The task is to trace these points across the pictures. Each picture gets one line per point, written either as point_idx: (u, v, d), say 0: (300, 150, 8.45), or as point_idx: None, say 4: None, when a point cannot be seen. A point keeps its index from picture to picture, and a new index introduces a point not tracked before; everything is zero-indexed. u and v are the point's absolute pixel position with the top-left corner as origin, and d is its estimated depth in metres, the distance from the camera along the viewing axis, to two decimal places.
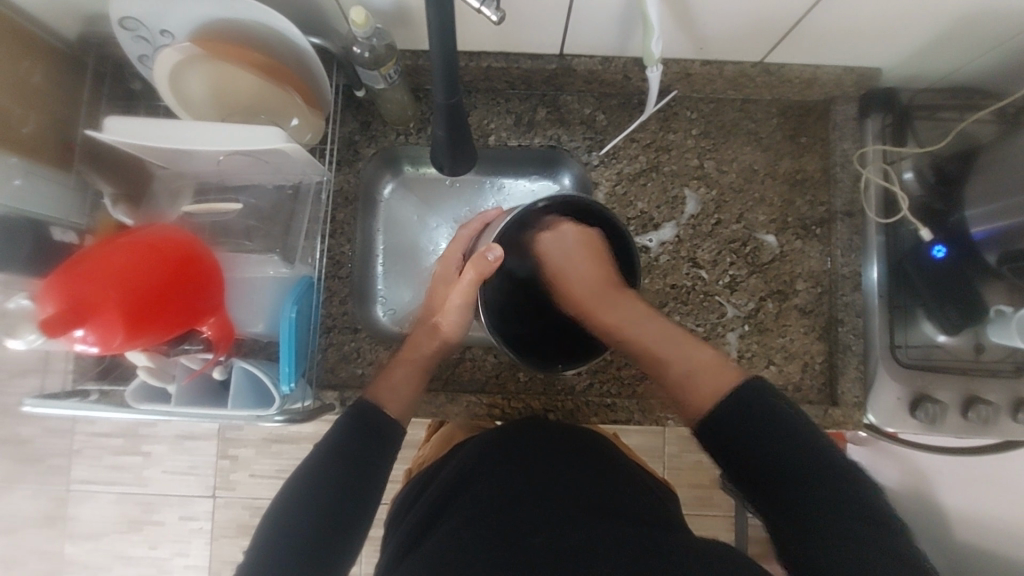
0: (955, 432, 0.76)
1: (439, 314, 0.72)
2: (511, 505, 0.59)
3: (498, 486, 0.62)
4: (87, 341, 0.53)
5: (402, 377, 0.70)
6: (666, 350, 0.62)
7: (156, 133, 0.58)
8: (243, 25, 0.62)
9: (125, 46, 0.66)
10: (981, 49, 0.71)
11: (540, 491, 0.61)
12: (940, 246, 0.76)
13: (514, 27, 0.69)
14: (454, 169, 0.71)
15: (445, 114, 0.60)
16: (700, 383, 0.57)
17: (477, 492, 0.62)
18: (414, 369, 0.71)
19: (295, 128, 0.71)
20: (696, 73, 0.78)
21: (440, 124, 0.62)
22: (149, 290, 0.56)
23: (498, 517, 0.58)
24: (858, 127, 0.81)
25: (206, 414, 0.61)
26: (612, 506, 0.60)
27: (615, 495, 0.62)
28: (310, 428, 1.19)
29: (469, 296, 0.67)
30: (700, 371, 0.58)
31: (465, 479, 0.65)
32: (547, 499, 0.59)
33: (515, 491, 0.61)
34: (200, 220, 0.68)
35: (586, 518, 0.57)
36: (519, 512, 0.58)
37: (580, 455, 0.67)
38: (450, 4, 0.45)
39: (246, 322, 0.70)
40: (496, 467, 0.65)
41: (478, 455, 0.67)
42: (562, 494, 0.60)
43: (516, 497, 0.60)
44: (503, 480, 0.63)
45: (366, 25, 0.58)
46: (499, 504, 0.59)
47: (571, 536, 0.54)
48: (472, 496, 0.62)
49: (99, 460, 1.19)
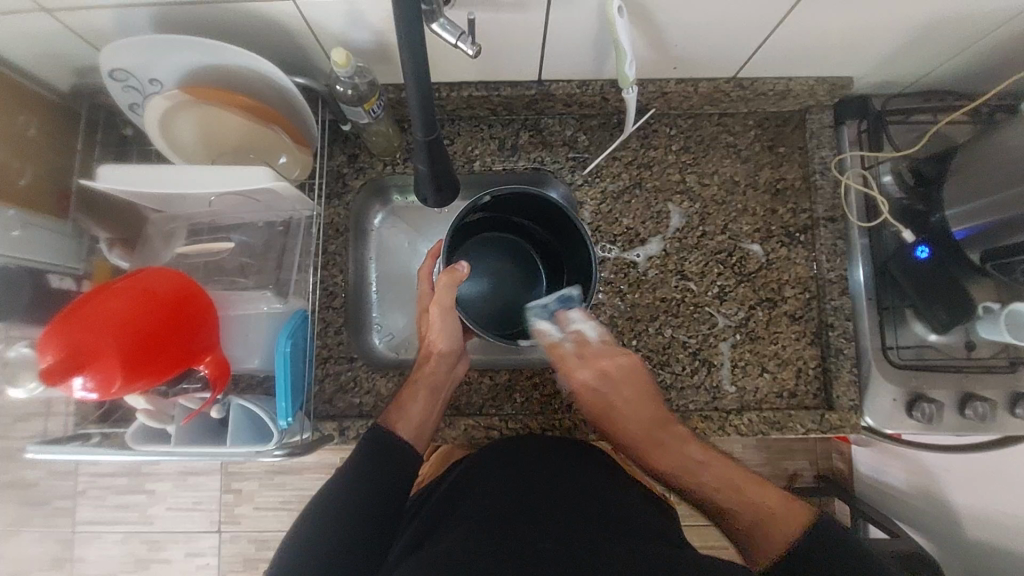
0: (953, 430, 0.77)
1: (430, 335, 0.72)
2: (520, 514, 0.60)
3: (505, 494, 0.63)
4: (86, 387, 0.54)
5: (413, 399, 0.71)
6: (733, 501, 0.63)
7: (147, 178, 0.59)
8: (230, 70, 0.64)
9: (115, 95, 0.68)
10: (949, 53, 0.73)
11: (549, 501, 0.62)
12: (923, 247, 0.77)
13: (491, 57, 0.71)
14: (440, 202, 0.72)
15: (424, 148, 0.62)
16: (772, 523, 0.61)
17: (483, 499, 0.63)
18: (426, 392, 0.71)
19: (283, 165, 0.73)
20: (671, 92, 0.80)
21: (421, 158, 0.63)
22: (145, 334, 0.56)
23: (508, 524, 0.59)
24: (835, 134, 0.83)
25: (204, 453, 0.61)
26: (615, 515, 0.61)
27: (618, 506, 0.63)
28: (314, 457, 1.20)
29: (448, 310, 0.69)
30: (769, 520, 0.61)
31: (468, 488, 0.66)
32: (554, 509, 0.61)
33: (525, 501, 0.62)
34: (194, 261, 0.70)
35: (594, 527, 0.59)
36: (532, 520, 0.59)
37: (585, 467, 0.68)
38: (422, 40, 0.47)
39: (241, 358, 0.71)
40: (502, 477, 0.66)
41: (484, 465, 0.69)
42: (566, 504, 0.62)
43: (525, 506, 0.61)
44: (510, 489, 0.64)
45: (347, 64, 0.60)
46: (508, 512, 0.61)
47: (582, 542, 0.56)
48: (479, 502, 0.63)
49: (104, 500, 1.19)
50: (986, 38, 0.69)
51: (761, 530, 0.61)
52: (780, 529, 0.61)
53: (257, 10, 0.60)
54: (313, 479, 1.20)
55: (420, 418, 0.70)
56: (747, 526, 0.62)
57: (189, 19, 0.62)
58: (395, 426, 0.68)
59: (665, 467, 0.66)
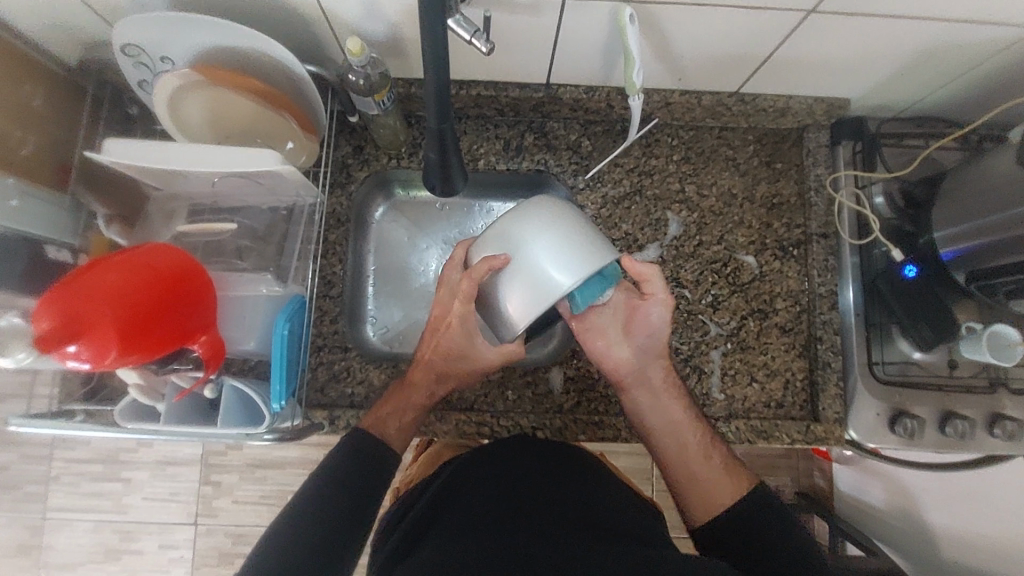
0: (933, 447, 0.78)
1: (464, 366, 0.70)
2: (490, 518, 0.61)
3: (487, 497, 0.64)
4: (80, 357, 0.54)
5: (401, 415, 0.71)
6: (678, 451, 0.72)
7: (154, 155, 0.59)
8: (242, 52, 0.65)
9: (126, 72, 0.68)
10: (944, 80, 0.76)
11: (520, 506, 0.62)
12: (911, 266, 0.79)
13: (503, 57, 0.72)
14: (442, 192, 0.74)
15: (437, 137, 0.62)
16: (709, 486, 0.69)
17: (467, 502, 0.64)
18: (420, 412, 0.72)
19: (289, 152, 0.73)
20: (675, 103, 0.82)
21: (431, 146, 0.64)
22: (143, 309, 0.56)
23: (486, 527, 0.60)
24: (830, 153, 0.85)
25: (195, 433, 0.61)
26: (589, 517, 0.62)
27: (602, 509, 0.64)
28: (297, 452, 1.19)
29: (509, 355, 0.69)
30: (713, 478, 0.70)
31: (446, 496, 0.66)
32: (525, 516, 0.61)
33: (497, 509, 0.62)
34: (193, 240, 0.69)
35: (567, 528, 0.60)
36: (511, 520, 0.60)
37: (556, 467, 0.68)
38: (441, 34, 0.49)
39: (236, 340, 0.69)
40: (473, 480, 0.66)
41: (457, 473, 0.69)
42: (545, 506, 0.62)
43: (496, 513, 0.62)
44: (483, 497, 0.64)
45: (361, 53, 0.61)
46: (482, 516, 0.61)
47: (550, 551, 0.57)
48: (463, 504, 0.64)
49: (78, 487, 1.16)
50: (979, 66, 0.72)
51: (694, 487, 0.70)
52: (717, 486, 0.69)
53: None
54: (295, 474, 1.19)
55: (411, 429, 0.71)
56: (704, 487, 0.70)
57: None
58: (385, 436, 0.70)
59: (642, 406, 0.73)
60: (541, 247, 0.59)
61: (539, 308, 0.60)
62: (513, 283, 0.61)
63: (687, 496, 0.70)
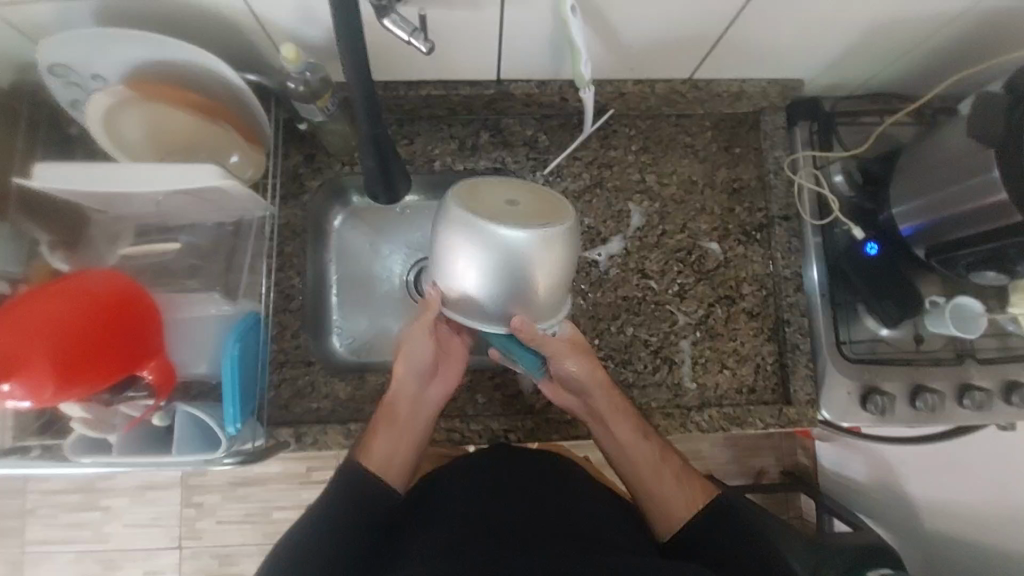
0: (906, 421, 0.79)
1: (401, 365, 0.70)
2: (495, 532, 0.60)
3: (486, 513, 0.63)
4: (16, 395, 0.51)
5: (379, 434, 0.69)
6: (638, 474, 0.71)
7: (87, 180, 0.57)
8: (175, 64, 0.63)
9: (56, 92, 0.65)
10: (894, 55, 0.76)
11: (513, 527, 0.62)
12: (873, 244, 0.80)
13: (449, 56, 0.70)
14: (390, 199, 0.72)
15: (370, 143, 0.61)
16: (665, 505, 0.69)
17: (466, 513, 0.63)
18: (390, 427, 0.69)
19: (235, 165, 0.71)
20: (629, 93, 0.81)
21: (367, 155, 0.62)
22: (79, 340, 0.54)
23: (491, 538, 0.59)
24: (788, 135, 0.84)
25: (151, 463, 0.59)
26: (581, 531, 0.62)
27: (604, 525, 0.64)
28: (278, 467, 1.17)
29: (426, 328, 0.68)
30: (670, 496, 0.70)
31: (429, 516, 0.64)
32: (517, 536, 0.60)
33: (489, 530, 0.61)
34: (138, 263, 0.68)
35: (574, 542, 0.60)
36: (514, 537, 0.60)
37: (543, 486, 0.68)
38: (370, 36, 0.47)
39: (189, 363, 0.67)
40: (460, 499, 0.65)
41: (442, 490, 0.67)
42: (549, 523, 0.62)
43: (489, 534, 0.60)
44: (473, 517, 0.62)
45: (297, 61, 0.60)
46: (485, 532, 0.60)
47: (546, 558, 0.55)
48: (460, 514, 0.63)
49: (55, 518, 1.14)
50: (927, 40, 0.72)
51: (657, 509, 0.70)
52: (674, 503, 0.69)
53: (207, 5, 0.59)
54: (279, 490, 1.17)
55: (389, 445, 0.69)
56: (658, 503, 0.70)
57: (131, 12, 0.60)
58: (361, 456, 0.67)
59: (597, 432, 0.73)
60: (521, 231, 0.57)
61: (530, 287, 0.60)
62: (498, 270, 0.59)
63: (659, 519, 0.70)
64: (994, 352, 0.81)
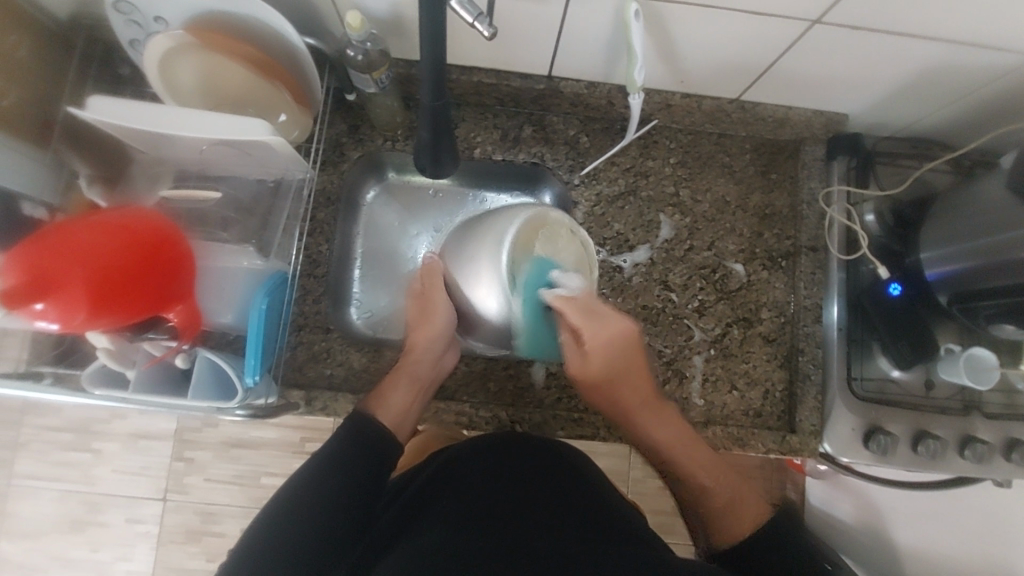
0: (905, 465, 0.79)
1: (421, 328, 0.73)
2: (495, 515, 0.60)
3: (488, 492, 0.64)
4: (47, 318, 0.52)
5: (395, 385, 0.72)
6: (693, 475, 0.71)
7: (140, 117, 0.58)
8: (241, 19, 0.64)
9: (116, 29, 0.66)
10: (943, 102, 0.76)
11: (524, 504, 0.62)
12: (895, 283, 0.80)
13: (505, 45, 0.71)
14: (433, 173, 0.73)
15: (430, 113, 0.61)
16: (728, 508, 0.68)
17: (470, 492, 0.64)
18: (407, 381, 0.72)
19: (283, 124, 0.72)
20: (675, 105, 0.82)
21: (425, 124, 0.63)
22: (115, 272, 0.55)
23: (490, 519, 0.60)
24: (825, 169, 0.85)
25: (166, 404, 0.58)
26: (591, 519, 0.62)
27: (605, 513, 0.64)
28: (274, 433, 1.17)
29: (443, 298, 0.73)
30: (734, 502, 0.69)
31: (437, 492, 0.65)
32: (526, 513, 0.61)
33: (496, 506, 0.61)
34: (177, 206, 0.67)
35: (573, 530, 0.60)
36: (515, 518, 0.60)
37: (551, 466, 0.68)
38: (439, 10, 0.48)
39: (216, 311, 0.68)
40: (469, 478, 0.65)
41: (457, 463, 0.67)
42: (550, 508, 0.62)
43: (497, 509, 0.61)
44: (482, 494, 0.63)
45: (361, 28, 0.60)
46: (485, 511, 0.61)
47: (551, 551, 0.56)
48: (464, 494, 0.63)
49: (46, 455, 1.14)
50: (979, 91, 0.72)
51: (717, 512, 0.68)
52: (735, 515, 0.67)
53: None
54: (271, 456, 1.17)
55: (401, 405, 0.72)
56: (715, 511, 0.69)
57: None
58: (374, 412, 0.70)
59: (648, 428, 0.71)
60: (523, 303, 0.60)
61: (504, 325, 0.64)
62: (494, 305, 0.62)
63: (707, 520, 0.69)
64: (1001, 409, 0.81)
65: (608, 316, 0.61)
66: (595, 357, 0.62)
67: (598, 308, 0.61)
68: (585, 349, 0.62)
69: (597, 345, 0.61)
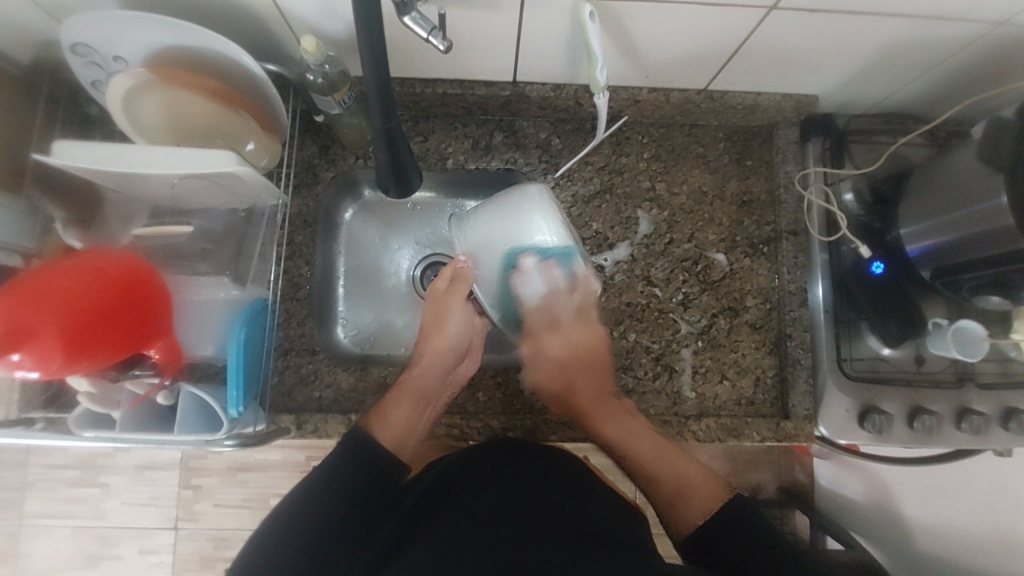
0: (902, 442, 0.79)
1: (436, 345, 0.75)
2: (495, 527, 0.60)
3: (487, 504, 0.63)
4: (25, 365, 0.52)
5: (396, 403, 0.70)
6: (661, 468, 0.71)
7: (105, 158, 0.58)
8: (201, 53, 0.64)
9: (77, 71, 0.66)
10: (912, 76, 0.76)
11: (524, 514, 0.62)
12: (878, 262, 0.80)
13: (465, 54, 0.71)
14: (396, 193, 0.74)
15: (385, 136, 0.61)
16: (687, 497, 0.68)
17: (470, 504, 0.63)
18: (408, 398, 0.71)
19: (250, 153, 0.73)
20: (643, 100, 0.81)
21: (381, 146, 0.64)
22: (91, 315, 0.56)
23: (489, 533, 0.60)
24: (800, 150, 0.85)
25: (151, 440, 0.59)
26: (592, 530, 0.62)
27: (607, 524, 0.64)
28: (278, 454, 1.18)
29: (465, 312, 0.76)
30: (692, 486, 0.69)
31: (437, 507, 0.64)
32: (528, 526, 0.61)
33: (495, 518, 0.61)
34: (148, 244, 0.66)
35: (573, 540, 0.60)
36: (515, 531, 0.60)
37: (542, 470, 0.68)
38: (381, 30, 0.48)
39: (196, 345, 0.69)
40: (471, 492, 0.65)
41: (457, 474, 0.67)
42: (550, 519, 0.62)
43: (498, 522, 0.61)
44: (478, 506, 0.63)
45: (316, 53, 0.61)
46: (484, 526, 0.61)
47: (561, 559, 0.56)
48: (464, 507, 0.63)
49: (55, 493, 1.15)
50: (946, 62, 0.72)
51: (681, 498, 0.68)
52: (699, 494, 0.68)
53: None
54: (278, 477, 1.18)
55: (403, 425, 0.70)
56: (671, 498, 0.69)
57: None
58: (373, 429, 0.67)
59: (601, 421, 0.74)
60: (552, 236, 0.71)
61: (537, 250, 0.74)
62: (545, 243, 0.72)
63: (681, 511, 0.67)
64: (996, 378, 0.80)
65: (573, 322, 0.77)
66: (547, 364, 0.78)
67: (579, 315, 0.77)
68: (538, 351, 0.78)
69: (552, 343, 0.77)
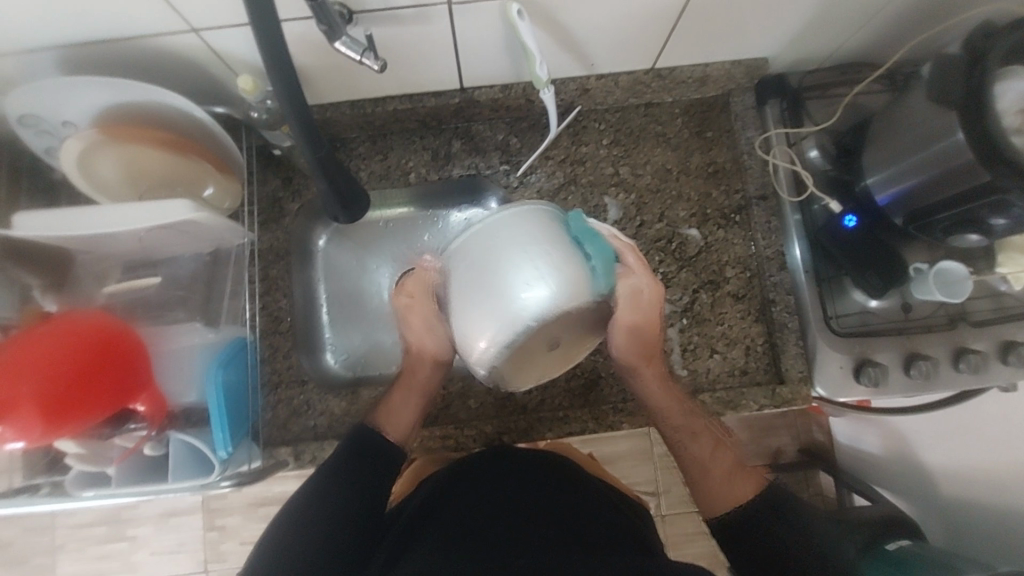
0: (901, 391, 0.78)
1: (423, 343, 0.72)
2: (489, 532, 0.62)
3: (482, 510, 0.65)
4: (8, 437, 0.54)
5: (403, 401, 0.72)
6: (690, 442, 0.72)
7: (59, 224, 0.58)
8: (145, 107, 0.65)
9: (30, 142, 0.67)
10: (857, 24, 0.75)
11: (519, 518, 0.64)
12: (850, 215, 0.79)
13: (405, 69, 0.71)
14: (349, 217, 0.75)
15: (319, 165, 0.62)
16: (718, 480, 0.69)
17: (466, 509, 0.65)
18: (415, 396, 0.73)
19: (211, 197, 0.73)
20: (593, 88, 0.82)
21: (320, 179, 0.65)
22: (66, 380, 0.57)
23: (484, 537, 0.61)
24: (759, 114, 0.83)
25: (148, 490, 0.60)
26: (586, 530, 0.63)
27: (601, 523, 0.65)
28: (296, 485, 1.19)
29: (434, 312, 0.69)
30: (724, 470, 0.69)
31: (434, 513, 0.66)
32: (523, 527, 0.62)
33: (490, 523, 0.63)
34: (120, 299, 0.67)
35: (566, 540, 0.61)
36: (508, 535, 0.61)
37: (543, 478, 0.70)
38: (290, 63, 0.48)
39: (179, 393, 0.67)
40: (467, 499, 0.66)
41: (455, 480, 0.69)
42: (544, 521, 0.63)
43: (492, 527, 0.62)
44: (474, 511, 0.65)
45: (254, 90, 0.63)
46: (477, 531, 0.62)
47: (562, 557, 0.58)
48: (459, 512, 0.65)
49: (84, 552, 1.17)
50: (887, 5, 0.71)
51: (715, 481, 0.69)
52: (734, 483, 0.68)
53: (174, 48, 0.63)
54: None
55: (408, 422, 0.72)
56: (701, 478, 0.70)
57: (94, 58, 0.62)
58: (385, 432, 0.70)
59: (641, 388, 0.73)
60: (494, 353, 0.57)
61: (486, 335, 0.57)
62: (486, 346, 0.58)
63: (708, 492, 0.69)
64: (989, 314, 0.79)
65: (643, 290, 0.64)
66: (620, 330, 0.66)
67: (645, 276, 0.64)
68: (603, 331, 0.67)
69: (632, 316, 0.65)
